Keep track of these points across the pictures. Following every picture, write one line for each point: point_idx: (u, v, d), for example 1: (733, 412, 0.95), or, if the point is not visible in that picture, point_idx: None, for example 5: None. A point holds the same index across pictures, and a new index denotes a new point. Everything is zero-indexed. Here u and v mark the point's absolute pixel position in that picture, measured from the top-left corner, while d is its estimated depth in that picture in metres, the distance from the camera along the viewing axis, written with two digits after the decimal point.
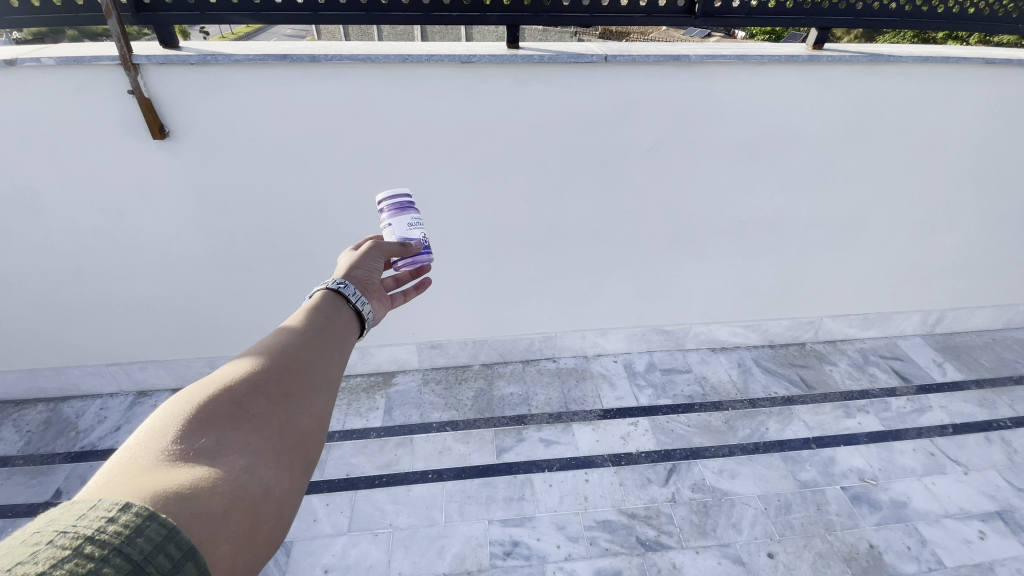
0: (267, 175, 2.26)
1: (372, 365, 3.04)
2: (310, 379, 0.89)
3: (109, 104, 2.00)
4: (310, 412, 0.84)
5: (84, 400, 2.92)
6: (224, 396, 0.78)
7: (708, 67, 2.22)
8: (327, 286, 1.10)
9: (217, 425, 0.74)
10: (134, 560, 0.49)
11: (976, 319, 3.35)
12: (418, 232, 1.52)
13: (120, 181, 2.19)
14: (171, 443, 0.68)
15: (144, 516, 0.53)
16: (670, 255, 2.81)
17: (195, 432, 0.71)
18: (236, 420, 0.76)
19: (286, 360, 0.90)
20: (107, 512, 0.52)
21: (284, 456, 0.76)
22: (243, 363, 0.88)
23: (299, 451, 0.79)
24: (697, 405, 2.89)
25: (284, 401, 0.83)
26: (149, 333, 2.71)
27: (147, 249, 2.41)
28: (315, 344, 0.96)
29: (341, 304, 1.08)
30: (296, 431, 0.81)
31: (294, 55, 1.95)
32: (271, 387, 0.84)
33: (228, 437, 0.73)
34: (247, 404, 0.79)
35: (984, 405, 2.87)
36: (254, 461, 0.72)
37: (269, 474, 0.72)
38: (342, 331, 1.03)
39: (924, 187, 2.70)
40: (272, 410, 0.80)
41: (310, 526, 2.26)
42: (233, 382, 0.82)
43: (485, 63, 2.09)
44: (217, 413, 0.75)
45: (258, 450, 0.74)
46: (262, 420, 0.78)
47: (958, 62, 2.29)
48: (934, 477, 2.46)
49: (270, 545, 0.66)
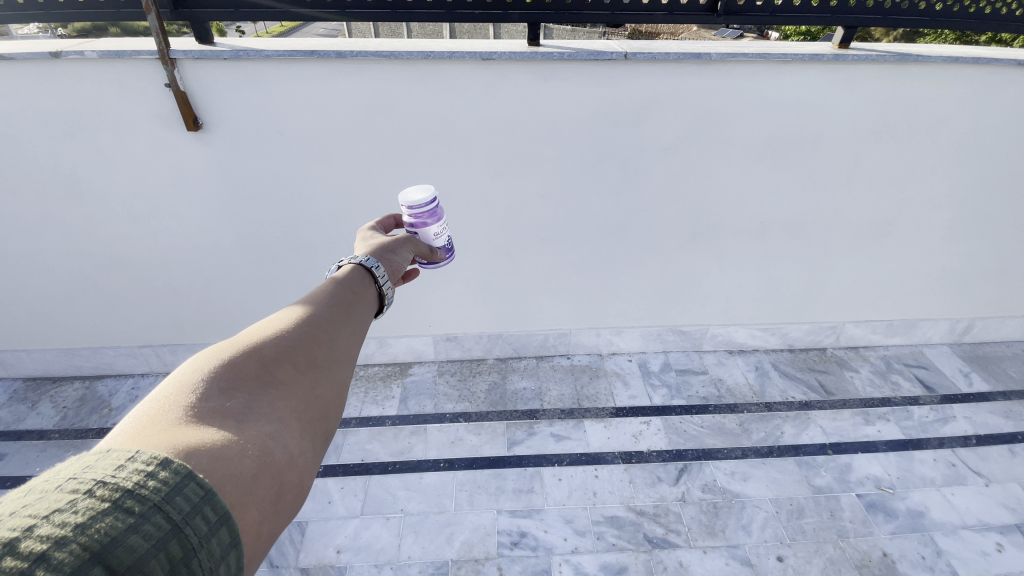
0: (293, 167, 2.34)
1: (390, 355, 3.11)
2: (333, 352, 0.90)
3: (147, 96, 2.10)
4: (334, 383, 0.85)
5: (117, 379, 3.07)
6: (251, 361, 0.79)
7: (730, 65, 2.21)
8: (355, 261, 1.13)
9: (244, 388, 0.74)
10: (173, 520, 0.50)
11: (1007, 329, 3.24)
12: (443, 238, 1.59)
13: (155, 170, 2.30)
14: (199, 402, 0.68)
15: (183, 474, 0.53)
16: (688, 255, 2.80)
17: (223, 392, 0.71)
18: (263, 385, 0.76)
19: (311, 330, 0.91)
20: (147, 465, 0.52)
21: (309, 425, 0.76)
22: (269, 330, 0.88)
23: (322, 422, 0.79)
24: (711, 406, 2.88)
25: (310, 370, 0.84)
26: (179, 317, 2.83)
27: (180, 237, 2.51)
28: (339, 318, 0.96)
29: (367, 282, 1.10)
30: (320, 401, 0.81)
31: (322, 51, 2.01)
32: (297, 355, 0.85)
33: (256, 400, 0.73)
34: (274, 370, 0.79)
35: (1012, 417, 2.78)
36: (280, 427, 0.72)
37: (294, 441, 0.72)
38: (365, 307, 1.04)
39: (953, 191, 2.63)
40: (297, 379, 0.81)
41: (325, 508, 2.34)
42: (259, 348, 0.82)
43: (506, 60, 2.12)
44: (244, 376, 0.75)
45: (284, 417, 0.74)
46: (288, 387, 0.78)
47: (993, 62, 2.22)
48: (955, 488, 2.40)
49: (292, 512, 0.66)
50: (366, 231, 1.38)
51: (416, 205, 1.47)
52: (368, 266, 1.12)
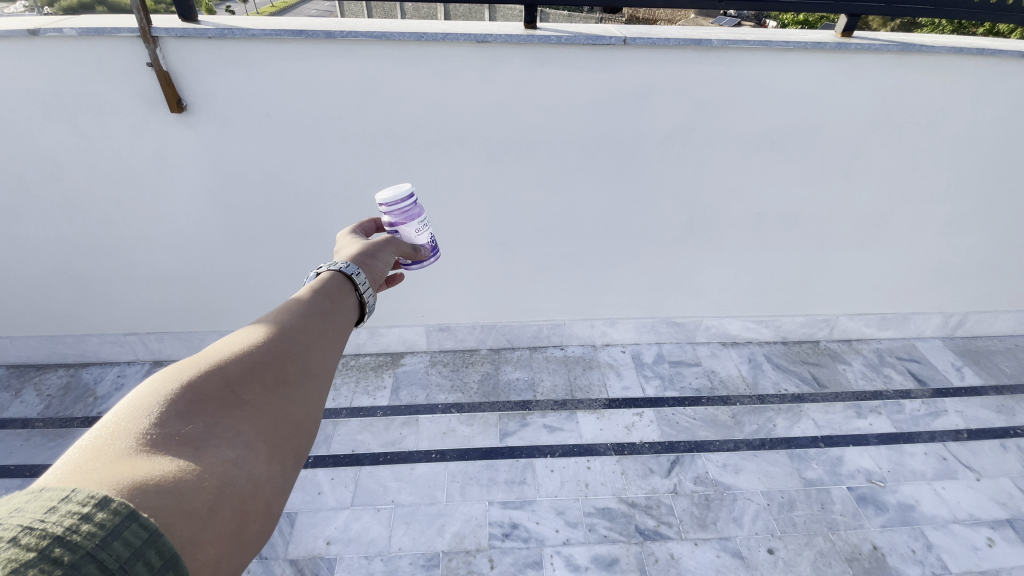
0: (282, 152, 2.28)
1: (382, 345, 3.07)
2: (307, 366, 0.83)
3: (128, 76, 2.02)
4: (307, 399, 0.78)
5: (103, 367, 3.01)
6: (215, 378, 0.72)
7: (731, 52, 2.16)
8: (334, 268, 1.08)
9: (206, 409, 0.67)
10: (109, 569, 0.42)
11: (1000, 323, 3.25)
12: (424, 236, 1.54)
13: (139, 153, 2.23)
14: (152, 427, 0.61)
15: (123, 515, 0.46)
16: (684, 247, 2.77)
17: (181, 415, 0.64)
18: (227, 405, 0.69)
19: (284, 344, 0.84)
20: (80, 507, 0.45)
21: (277, 448, 0.70)
22: (238, 343, 0.82)
23: (293, 444, 0.72)
24: (704, 398, 2.87)
25: (281, 387, 0.77)
26: (165, 304, 2.77)
27: (165, 223, 2.45)
28: (315, 330, 0.90)
29: (346, 289, 1.05)
30: (291, 420, 0.74)
31: (310, 31, 1.94)
32: (267, 370, 0.78)
33: (219, 424, 0.66)
34: (240, 388, 0.73)
35: (1002, 411, 2.79)
36: (245, 453, 0.65)
37: (261, 467, 0.65)
38: (343, 318, 0.98)
39: (952, 184, 2.61)
40: (267, 398, 0.74)
41: (314, 499, 2.31)
42: (225, 364, 0.75)
43: (501, 43, 2.06)
44: (207, 396, 0.69)
45: (250, 440, 0.67)
46: (255, 406, 0.72)
47: (996, 54, 2.19)
48: (945, 482, 2.42)
49: (257, 547, 0.60)
50: (345, 235, 1.35)
51: (397, 202, 1.42)
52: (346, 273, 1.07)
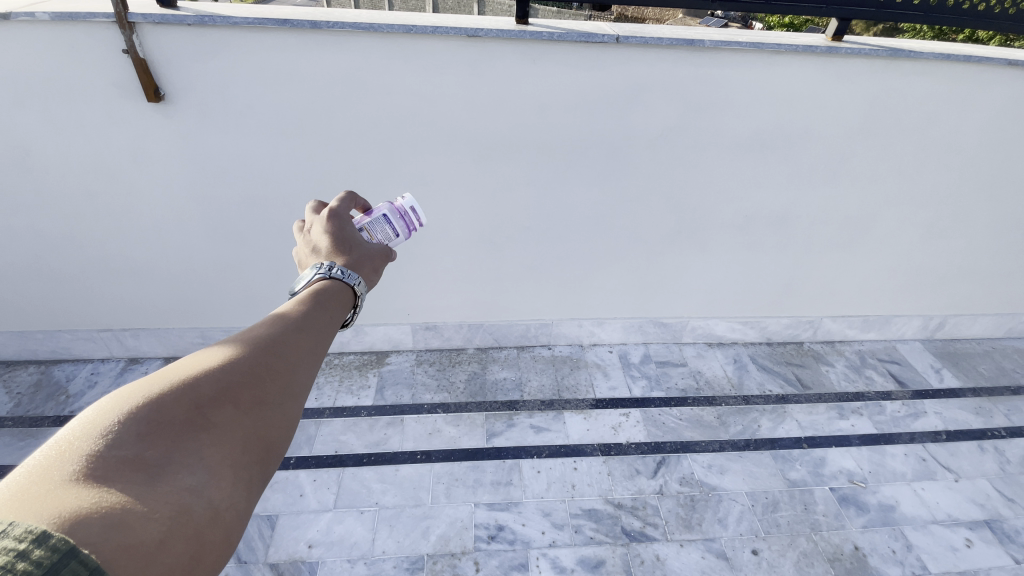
0: (265, 145, 2.21)
1: (367, 344, 3.02)
2: (288, 382, 0.76)
3: (103, 63, 1.94)
4: (285, 418, 0.73)
5: (76, 363, 2.91)
6: (186, 394, 0.65)
7: (723, 53, 2.15)
8: (329, 271, 0.98)
9: (171, 427, 0.62)
10: None
11: (978, 326, 3.31)
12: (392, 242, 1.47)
13: (115, 143, 2.14)
14: (107, 449, 0.56)
15: (62, 552, 0.42)
16: (673, 248, 2.77)
17: (141, 436, 0.59)
18: (196, 424, 0.64)
19: (265, 355, 0.77)
20: (16, 544, 0.41)
21: (243, 473, 0.65)
22: (219, 349, 0.75)
23: (260, 468, 0.67)
24: (690, 399, 2.87)
25: (260, 402, 0.71)
26: (142, 300, 2.68)
27: (142, 216, 2.37)
28: (300, 339, 0.82)
29: (341, 292, 0.96)
30: (263, 441, 0.69)
31: (295, 20, 1.88)
32: (245, 385, 0.71)
33: (181, 446, 0.61)
34: (213, 403, 0.67)
35: (980, 413, 2.86)
36: (205, 479, 0.60)
37: (222, 495, 0.61)
38: (331, 326, 0.90)
39: (935, 190, 2.64)
40: (239, 418, 0.68)
41: (296, 501, 2.26)
42: (199, 377, 0.68)
43: (492, 38, 2.03)
44: (174, 415, 0.62)
45: (214, 465, 0.62)
46: (225, 427, 0.66)
47: (981, 61, 2.22)
48: (924, 483, 2.46)
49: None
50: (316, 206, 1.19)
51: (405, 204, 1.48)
52: (341, 278, 0.98)
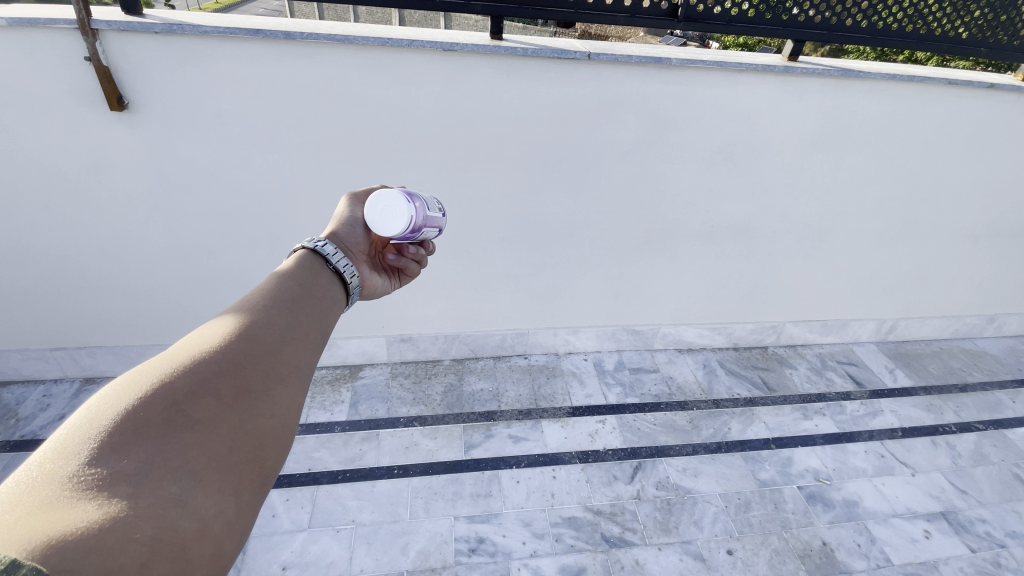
0: (234, 155, 2.17)
1: (339, 358, 2.96)
2: (272, 371, 0.73)
3: (63, 71, 1.87)
4: (273, 409, 0.69)
5: (25, 386, 2.74)
6: (160, 398, 0.61)
7: (688, 71, 2.25)
8: (308, 246, 0.99)
9: (147, 432, 0.58)
10: None
11: (927, 328, 3.53)
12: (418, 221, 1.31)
13: (73, 153, 2.05)
14: (81, 468, 0.52)
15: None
16: (644, 257, 2.85)
17: (117, 448, 0.56)
18: (177, 423, 0.60)
19: (245, 344, 0.73)
20: None
21: (231, 475, 0.61)
22: (198, 344, 0.72)
23: (254, 467, 0.64)
24: (663, 404, 2.94)
25: (243, 393, 0.68)
26: (99, 316, 2.56)
27: (102, 230, 2.27)
28: (281, 326, 0.79)
29: (319, 267, 0.96)
30: (252, 435, 0.66)
31: (268, 31, 1.86)
32: (225, 380, 0.68)
33: (160, 452, 0.57)
34: (193, 401, 0.63)
35: (931, 410, 3.03)
36: (191, 486, 0.57)
37: (210, 502, 0.57)
38: (316, 308, 0.87)
39: (885, 200, 2.82)
40: (223, 413, 0.64)
41: (268, 522, 2.19)
42: (176, 377, 0.65)
43: (467, 52, 2.06)
44: (150, 420, 0.59)
45: (199, 470, 0.58)
46: (208, 425, 0.62)
47: (923, 81, 2.39)
48: (884, 478, 2.59)
49: None
50: (351, 198, 1.22)
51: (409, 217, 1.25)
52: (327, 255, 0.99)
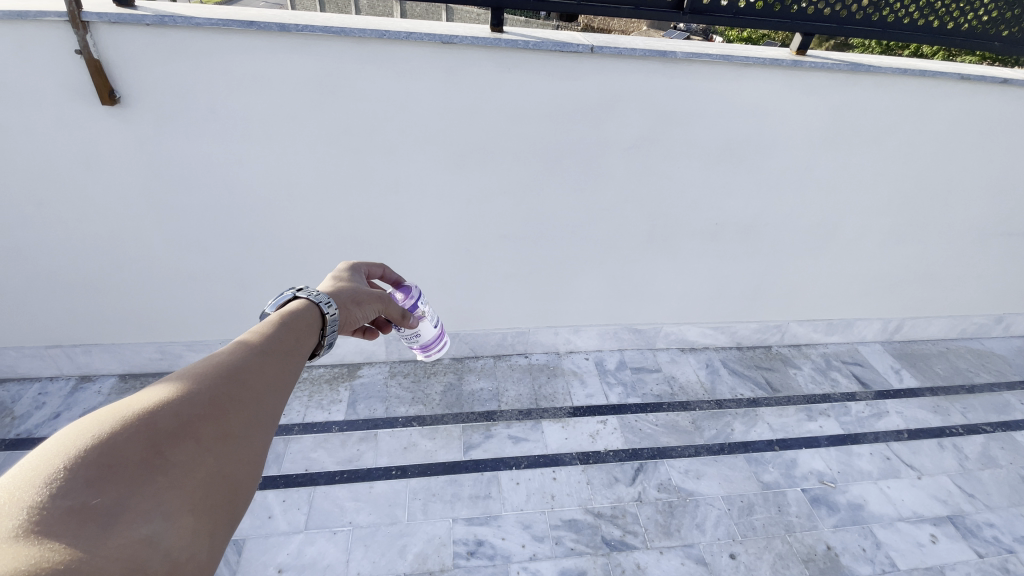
0: (228, 151, 2.13)
1: (337, 357, 2.93)
2: (254, 415, 0.70)
3: (53, 65, 1.82)
4: (253, 453, 0.66)
5: (21, 383, 2.72)
6: (139, 434, 0.57)
7: (693, 65, 2.20)
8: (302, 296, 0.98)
9: (123, 470, 0.54)
10: None
11: (934, 327, 3.47)
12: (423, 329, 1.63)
13: (64, 148, 2.02)
14: (48, 502, 0.47)
15: None
16: (646, 256, 2.80)
17: (90, 484, 0.51)
18: (155, 463, 0.57)
19: (227, 386, 0.70)
20: None
21: (206, 518, 0.57)
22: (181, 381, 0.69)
23: (229, 511, 0.59)
24: (665, 404, 2.90)
25: (225, 436, 0.65)
26: (94, 313, 2.53)
27: (95, 226, 2.24)
28: (266, 368, 0.77)
29: (313, 321, 0.94)
30: (229, 480, 0.62)
31: (262, 23, 1.81)
32: (207, 421, 0.64)
33: (134, 491, 0.53)
34: (173, 441, 0.60)
35: (938, 412, 2.99)
36: (165, 526, 0.52)
37: (183, 545, 0.52)
38: (302, 354, 0.85)
39: (892, 198, 2.77)
40: (203, 455, 0.61)
41: (264, 523, 2.16)
42: (157, 414, 0.61)
43: (467, 45, 2.01)
44: (126, 458, 0.55)
45: (174, 510, 0.54)
46: (187, 465, 0.58)
47: (935, 75, 2.33)
48: (889, 480, 2.55)
49: None
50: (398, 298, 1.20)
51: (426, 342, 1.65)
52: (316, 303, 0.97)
